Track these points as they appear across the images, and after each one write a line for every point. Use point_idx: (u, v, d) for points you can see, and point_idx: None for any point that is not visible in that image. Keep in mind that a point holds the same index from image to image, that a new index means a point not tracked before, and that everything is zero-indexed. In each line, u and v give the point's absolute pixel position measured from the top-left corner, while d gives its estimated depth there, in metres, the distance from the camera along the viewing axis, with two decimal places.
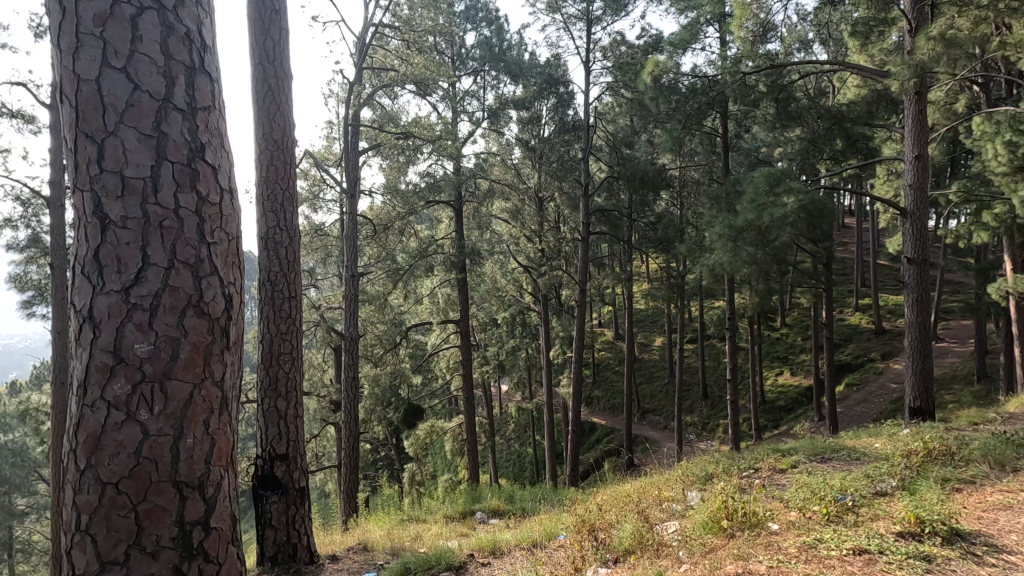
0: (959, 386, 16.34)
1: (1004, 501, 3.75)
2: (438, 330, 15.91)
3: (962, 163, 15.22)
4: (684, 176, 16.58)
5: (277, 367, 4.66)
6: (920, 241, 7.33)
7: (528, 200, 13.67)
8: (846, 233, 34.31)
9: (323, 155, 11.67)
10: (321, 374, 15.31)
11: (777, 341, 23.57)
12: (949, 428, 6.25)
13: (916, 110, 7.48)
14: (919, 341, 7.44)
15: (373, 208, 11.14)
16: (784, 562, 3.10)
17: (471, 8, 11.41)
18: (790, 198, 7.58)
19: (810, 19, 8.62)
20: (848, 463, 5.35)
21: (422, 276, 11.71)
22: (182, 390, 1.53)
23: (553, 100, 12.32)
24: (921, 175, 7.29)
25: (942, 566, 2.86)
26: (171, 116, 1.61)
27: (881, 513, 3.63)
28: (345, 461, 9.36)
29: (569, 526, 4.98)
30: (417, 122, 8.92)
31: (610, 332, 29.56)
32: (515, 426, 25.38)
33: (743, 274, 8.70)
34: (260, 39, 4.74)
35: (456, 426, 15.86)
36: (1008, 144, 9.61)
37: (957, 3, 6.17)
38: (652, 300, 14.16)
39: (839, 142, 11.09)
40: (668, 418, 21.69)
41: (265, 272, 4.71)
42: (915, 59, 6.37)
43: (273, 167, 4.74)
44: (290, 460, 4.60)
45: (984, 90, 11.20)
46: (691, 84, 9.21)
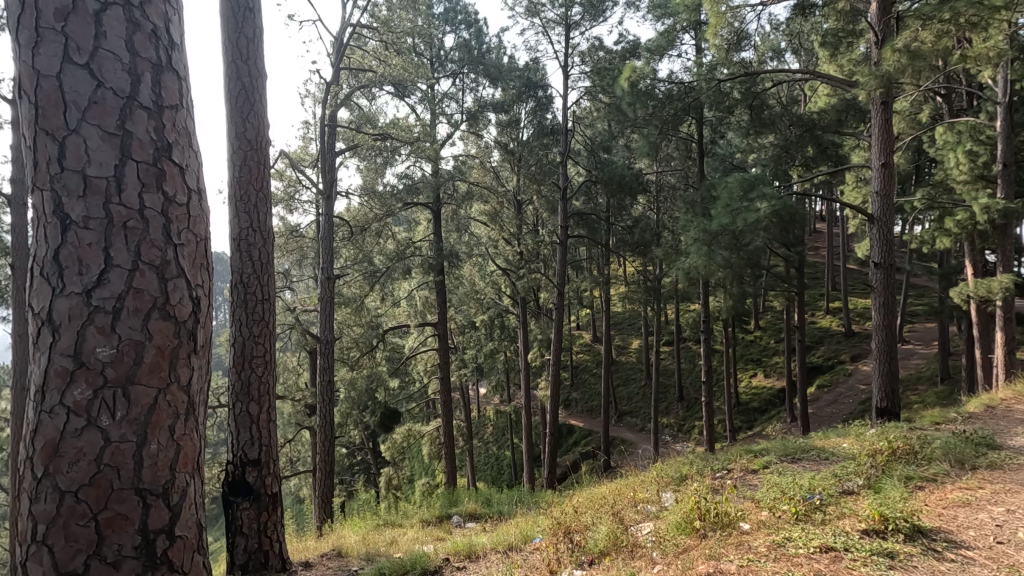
0: (923, 387, 16.86)
1: (963, 498, 3.88)
2: (417, 333, 15.80)
3: (926, 170, 15.73)
4: (660, 181, 16.83)
5: (249, 371, 4.58)
6: (887, 246, 7.54)
7: (507, 202, 13.73)
8: (817, 239, 35.23)
9: (299, 155, 11.52)
10: (296, 377, 15.08)
11: (751, 344, 24.02)
12: (913, 428, 6.43)
13: (883, 119, 7.69)
14: (885, 344, 7.66)
15: (350, 210, 11.00)
16: (753, 561, 3.15)
17: (450, 10, 11.40)
18: (762, 203, 7.64)
19: (782, 29, 8.84)
20: (817, 463, 5.47)
21: (400, 279, 11.59)
22: (146, 395, 1.50)
23: (532, 103, 12.36)
24: (887, 182, 7.49)
25: (905, 563, 2.94)
26: (136, 114, 1.57)
27: (848, 511, 3.72)
28: (320, 466, 9.22)
29: (545, 528, 5.00)
30: (395, 123, 8.84)
31: (587, 335, 29.79)
32: (493, 429, 25.35)
33: (717, 277, 8.86)
34: (233, 38, 4.65)
35: (433, 429, 15.77)
36: (969, 153, 10.49)
37: (922, 16, 6.14)
38: (629, 303, 14.29)
39: (811, 149, 11.39)
40: (645, 420, 21.91)
41: (237, 273, 4.63)
42: (881, 70, 6.61)
43: (246, 167, 4.66)
44: (262, 466, 4.52)
45: (946, 101, 11.64)
46: (667, 90, 9.35)
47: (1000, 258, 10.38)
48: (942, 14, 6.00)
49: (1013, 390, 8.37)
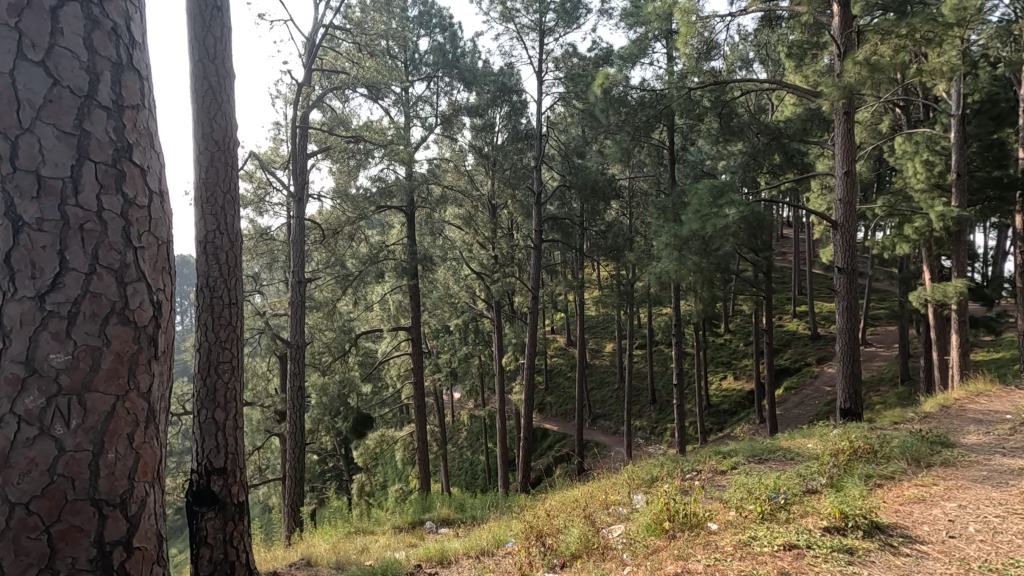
0: (884, 388, 17.45)
1: (919, 495, 4.03)
2: (390, 337, 15.61)
3: (886, 179, 16.37)
4: (633, 187, 17.09)
5: (216, 377, 4.47)
6: (849, 252, 7.77)
7: (481, 207, 13.77)
8: (785, 244, 36.31)
9: (269, 156, 11.32)
10: (265, 383, 14.73)
11: (721, 346, 24.53)
12: (873, 428, 6.66)
13: (845, 129, 7.93)
14: (848, 346, 7.90)
15: (322, 212, 10.80)
16: (720, 560, 3.21)
17: (425, 13, 11.38)
18: (731, 209, 7.86)
19: (750, 39, 9.06)
20: (783, 463, 5.61)
21: (373, 283, 11.48)
22: (103, 402, 1.46)
23: (506, 108, 12.43)
24: (850, 190, 7.73)
25: (862, 558, 3.05)
26: (95, 114, 1.54)
27: (810, 509, 3.82)
28: (289, 473, 9.01)
29: (517, 532, 4.99)
30: (368, 126, 8.81)
31: (562, 339, 29.99)
32: (467, 435, 25.24)
33: (688, 281, 9.03)
34: (200, 37, 4.55)
35: (407, 435, 15.61)
36: (925, 162, 11.01)
37: (880, 31, 6.49)
38: (603, 307, 14.47)
39: (777, 157, 11.64)
40: (618, 423, 22.13)
41: (203, 277, 4.53)
42: (843, 81, 6.73)
43: (214, 168, 4.57)
44: (228, 474, 4.42)
45: (904, 113, 12.13)
46: (639, 97, 9.45)
47: (955, 263, 10.79)
48: (899, 29, 6.37)
49: (967, 390, 8.74)
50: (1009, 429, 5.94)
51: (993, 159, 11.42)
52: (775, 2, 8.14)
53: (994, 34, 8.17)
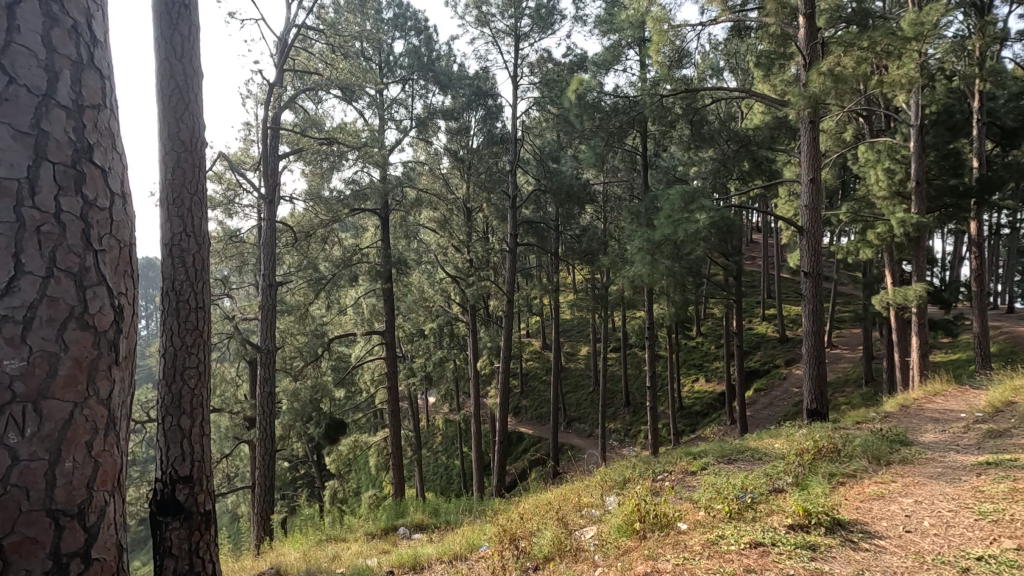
0: (849, 389, 17.96)
1: (878, 492, 4.18)
2: (363, 341, 15.40)
3: (850, 186, 16.93)
4: (606, 192, 17.33)
5: (181, 384, 4.36)
6: (815, 257, 7.99)
7: (457, 209, 13.75)
8: (754, 249, 37.29)
9: (239, 157, 11.13)
10: (234, 389, 14.38)
11: (693, 349, 24.97)
12: (838, 428, 6.87)
13: (811, 137, 8.16)
14: (814, 349, 8.11)
15: (294, 215, 10.63)
16: (689, 559, 3.28)
17: (400, 16, 11.34)
18: (701, 215, 8.02)
19: (721, 48, 9.27)
20: (751, 463, 5.74)
21: (347, 286, 11.37)
22: (60, 409, 1.42)
23: (481, 112, 12.47)
24: (816, 196, 7.97)
25: (824, 554, 3.14)
26: (53, 112, 1.49)
27: (776, 508, 3.92)
28: (258, 481, 8.81)
29: (491, 536, 5.00)
30: (341, 128, 8.78)
31: (537, 343, 30.16)
32: (442, 439, 25.18)
33: (661, 285, 9.19)
34: (166, 35, 4.44)
35: (381, 440, 15.42)
36: (887, 170, 11.44)
37: (843, 43, 6.70)
38: (578, 311, 14.59)
39: (746, 164, 11.95)
40: (593, 426, 22.27)
41: (169, 280, 4.42)
42: (809, 91, 6.99)
43: (181, 169, 4.47)
44: (194, 483, 4.31)
45: (867, 123, 12.59)
46: (612, 103, 9.64)
47: (915, 267, 11.19)
48: (862, 42, 6.59)
49: (925, 390, 9.07)
50: (964, 426, 6.19)
51: (949, 167, 11.90)
52: (744, 12, 8.34)
53: (949, 48, 8.42)
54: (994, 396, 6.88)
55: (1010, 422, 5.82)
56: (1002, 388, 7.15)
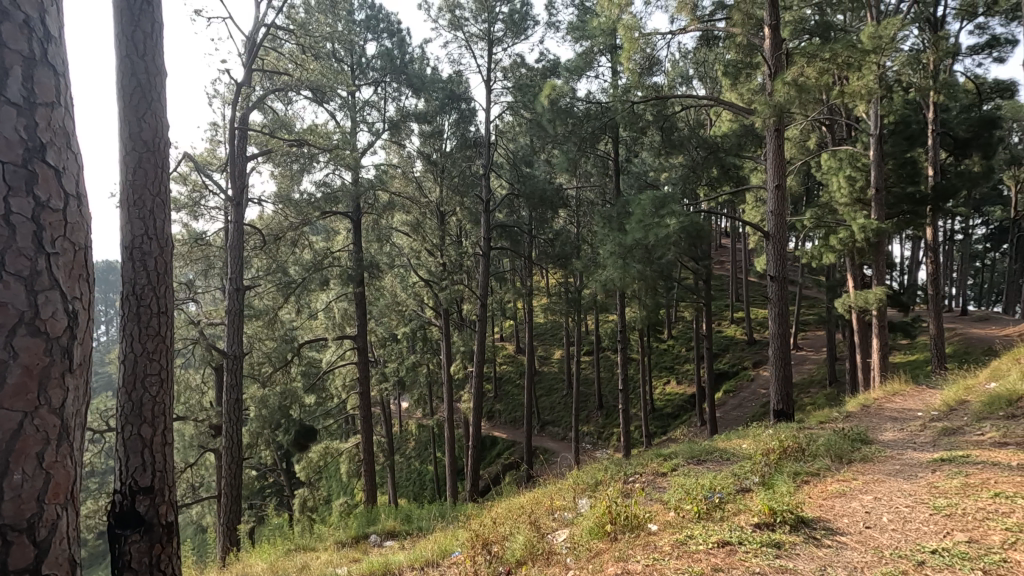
0: (814, 390, 18.45)
1: (840, 489, 4.31)
2: (334, 346, 15.17)
3: (814, 192, 17.47)
4: (579, 197, 17.50)
5: (142, 391, 4.22)
6: (781, 261, 8.21)
7: (429, 213, 13.69)
8: (723, 253, 38.13)
9: (205, 158, 10.87)
10: (200, 396, 13.98)
11: (664, 352, 25.37)
12: (803, 427, 7.07)
13: (776, 145, 8.37)
14: (780, 351, 8.31)
15: (262, 217, 10.43)
16: (658, 559, 3.32)
17: (372, 17, 11.24)
18: (672, 220, 8.16)
19: (690, 57, 9.46)
20: (720, 463, 5.86)
21: (317, 291, 11.18)
22: (8, 420, 1.36)
23: (455, 116, 12.47)
24: (781, 202, 8.18)
25: (789, 551, 3.21)
26: (2, 110, 1.44)
27: (743, 507, 4.00)
28: (224, 491, 8.55)
29: (463, 541, 4.96)
30: (312, 130, 8.64)
31: (511, 346, 30.19)
32: (415, 444, 24.95)
33: (632, 288, 9.32)
34: (128, 31, 4.31)
35: (352, 446, 15.18)
36: (848, 178, 11.84)
37: (806, 54, 6.94)
38: (551, 314, 14.66)
39: (715, 170, 12.24)
40: (567, 429, 22.38)
41: (129, 284, 4.27)
42: (774, 100, 7.21)
43: (143, 169, 4.33)
44: (156, 494, 4.17)
45: (829, 132, 13.03)
46: (584, 109, 9.75)
47: (875, 271, 11.60)
48: (823, 54, 6.82)
49: (885, 390, 9.38)
50: (920, 424, 6.42)
51: (906, 176, 12.40)
52: (712, 22, 8.52)
53: (905, 61, 8.76)
54: (948, 396, 7.15)
55: (963, 419, 6.07)
56: (956, 387, 7.45)
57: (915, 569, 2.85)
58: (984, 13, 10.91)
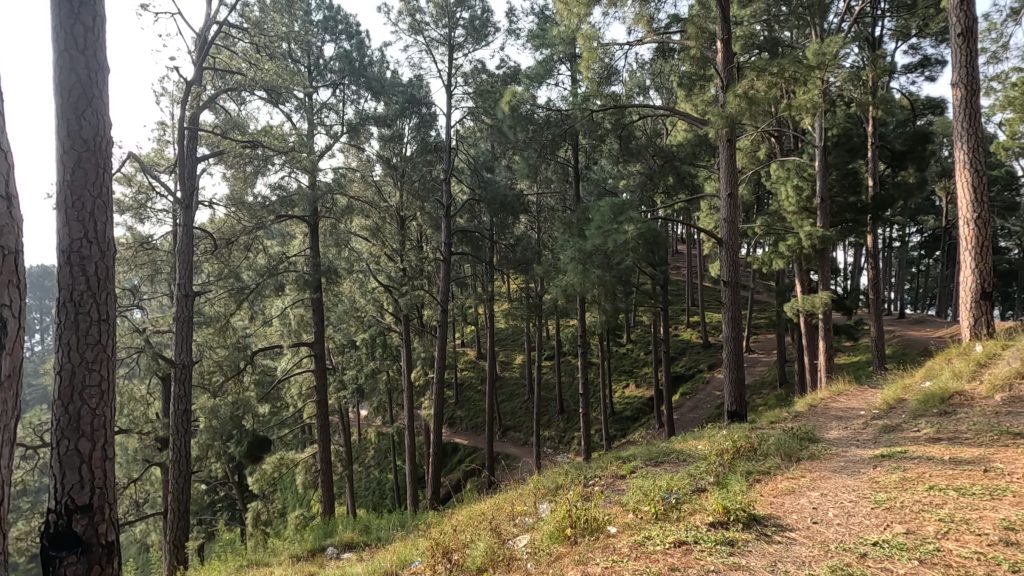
0: (765, 391, 19.11)
1: (790, 487, 4.48)
2: (290, 354, 14.76)
3: (764, 201, 18.18)
4: (540, 203, 17.65)
5: (81, 403, 3.99)
6: (733, 266, 8.49)
7: (389, 218, 13.52)
8: (679, 259, 39.16)
9: (152, 158, 10.43)
10: (145, 408, 13.32)
11: (623, 356, 25.80)
12: (755, 428, 7.31)
13: (729, 154, 8.64)
14: (734, 353, 8.57)
15: (213, 220, 10.08)
16: (617, 561, 3.37)
17: (329, 18, 11.05)
18: (630, 226, 8.30)
19: (647, 67, 9.70)
20: (676, 464, 5.99)
21: (272, 296, 10.84)
22: None
23: (415, 120, 12.37)
24: (734, 210, 8.45)
25: (742, 548, 3.31)
26: None
27: (698, 506, 4.11)
28: (170, 506, 8.16)
29: (423, 551, 4.88)
30: (266, 131, 8.39)
31: (472, 352, 30.11)
32: (375, 453, 24.56)
33: (592, 293, 9.43)
34: (66, 24, 4.08)
35: (308, 456, 14.74)
36: (796, 187, 12.37)
37: (756, 69, 7.20)
38: (512, 320, 14.67)
39: (671, 178, 12.58)
40: (528, 434, 22.42)
41: (66, 290, 4.04)
42: (726, 112, 7.47)
43: (82, 170, 4.12)
44: (95, 512, 3.95)
45: (777, 142, 13.60)
46: (544, 116, 9.84)
47: (821, 277, 12.12)
48: (771, 68, 7.12)
49: (831, 390, 9.81)
50: (862, 423, 6.73)
51: (849, 186, 12.86)
52: (667, 35, 8.75)
53: (847, 77, 9.24)
54: (888, 395, 7.53)
55: (901, 417, 6.41)
56: (895, 387, 7.84)
57: (859, 561, 2.98)
58: (917, 35, 11.62)
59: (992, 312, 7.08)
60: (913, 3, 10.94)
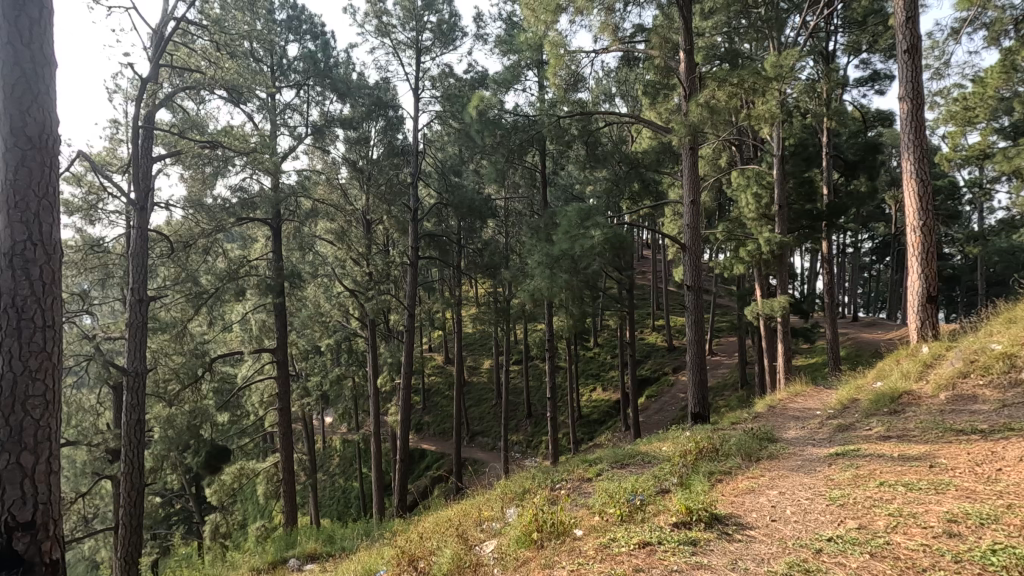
0: (727, 392, 19.61)
1: (750, 486, 4.59)
2: (252, 361, 14.39)
3: (725, 208, 18.71)
4: (508, 207, 17.71)
5: (22, 414, 3.78)
6: (696, 272, 8.71)
7: (355, 221, 13.33)
8: (645, 264, 39.92)
9: (104, 158, 10.02)
10: (95, 418, 12.74)
11: (591, 360, 26.08)
12: (716, 429, 7.49)
13: (692, 162, 8.83)
14: (697, 357, 8.75)
15: (170, 223, 9.75)
16: (583, 564, 3.39)
17: (293, 18, 10.84)
18: (597, 232, 8.40)
19: (613, 76, 9.86)
20: (641, 466, 6.07)
21: (232, 301, 10.53)
22: None
23: (382, 122, 12.25)
24: (697, 216, 8.66)
25: (703, 547, 3.37)
26: None
27: (662, 507, 4.18)
28: (121, 521, 7.80)
29: (389, 559, 4.82)
30: (226, 131, 8.13)
31: (440, 357, 29.96)
32: (340, 461, 24.15)
33: (559, 298, 9.49)
34: (9, 16, 3.87)
35: (270, 466, 14.33)
36: (756, 194, 12.77)
37: (717, 79, 7.40)
38: (480, 324, 14.62)
39: (636, 184, 12.81)
40: (496, 439, 22.37)
41: (7, 295, 3.81)
42: (689, 120, 7.65)
43: (26, 169, 3.92)
44: (37, 529, 3.73)
45: (738, 151, 14.03)
46: (512, 121, 9.89)
47: (779, 281, 12.52)
48: (731, 79, 7.33)
49: (789, 391, 10.12)
50: (819, 423, 6.96)
51: (805, 194, 13.34)
52: (632, 44, 8.92)
53: (804, 89, 9.58)
54: (842, 395, 7.82)
55: (854, 416, 6.67)
56: (849, 387, 8.16)
57: (814, 556, 3.07)
58: (868, 50, 12.17)
59: (937, 314, 7.46)
60: (863, 20, 11.47)
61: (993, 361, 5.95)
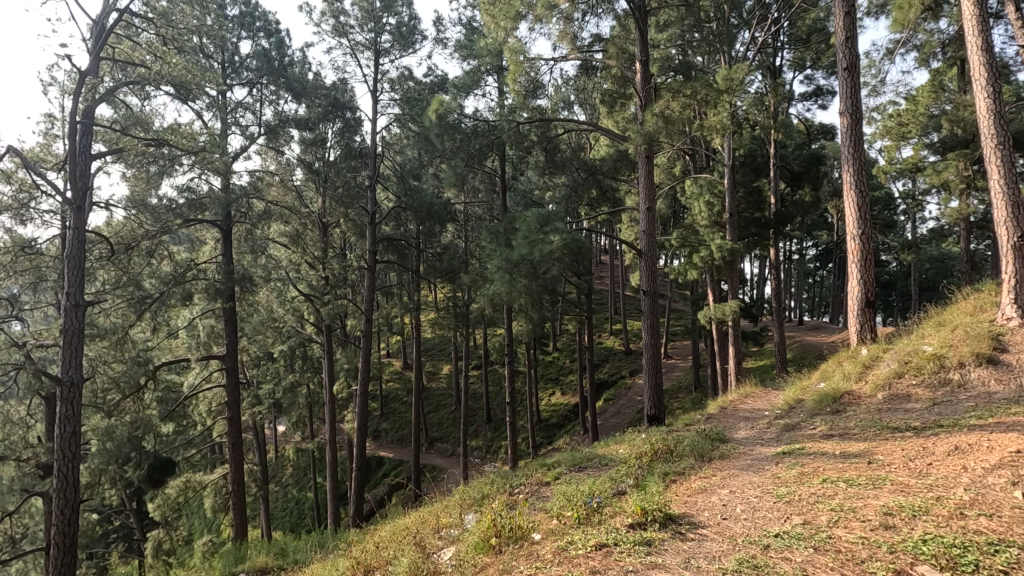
0: (682, 394, 20.13)
1: (701, 485, 4.72)
2: (199, 368, 13.80)
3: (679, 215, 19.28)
4: (468, 212, 17.72)
5: None
6: (652, 277, 8.94)
7: (311, 224, 13.04)
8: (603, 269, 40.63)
9: (37, 154, 9.43)
10: (24, 431, 11.91)
11: (550, 364, 26.31)
12: (670, 430, 7.67)
13: (647, 171, 9.03)
14: (652, 360, 8.96)
15: (110, 223, 9.27)
16: (541, 567, 3.41)
17: (246, 14, 10.52)
18: (555, 237, 8.54)
19: (571, 83, 10.00)
20: (599, 468, 6.15)
21: (179, 306, 10.08)
22: None
23: (339, 124, 12.03)
24: (653, 223, 8.88)
25: (658, 547, 3.44)
26: None
27: (617, 509, 4.24)
28: (54, 540, 7.31)
29: (345, 570, 4.71)
30: (173, 129, 7.80)
31: (398, 363, 29.55)
32: (293, 472, 23.40)
33: (518, 302, 9.50)
34: None
35: (218, 478, 13.74)
36: (707, 203, 13.20)
37: (672, 89, 7.61)
38: (438, 329, 14.49)
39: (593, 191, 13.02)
40: (455, 444, 22.24)
41: None
42: (645, 129, 7.86)
43: None
44: None
45: (691, 160, 14.50)
46: (472, 125, 9.84)
47: (730, 287, 12.93)
48: (685, 90, 7.55)
49: (738, 392, 10.48)
50: (767, 423, 7.23)
51: (753, 202, 13.89)
52: (590, 53, 9.09)
53: (752, 101, 9.95)
54: (788, 396, 8.15)
55: (800, 416, 6.95)
56: (795, 388, 8.52)
57: (762, 552, 3.18)
58: (811, 67, 12.80)
59: (874, 318, 7.89)
60: (806, 38, 12.09)
61: (925, 361, 6.31)
